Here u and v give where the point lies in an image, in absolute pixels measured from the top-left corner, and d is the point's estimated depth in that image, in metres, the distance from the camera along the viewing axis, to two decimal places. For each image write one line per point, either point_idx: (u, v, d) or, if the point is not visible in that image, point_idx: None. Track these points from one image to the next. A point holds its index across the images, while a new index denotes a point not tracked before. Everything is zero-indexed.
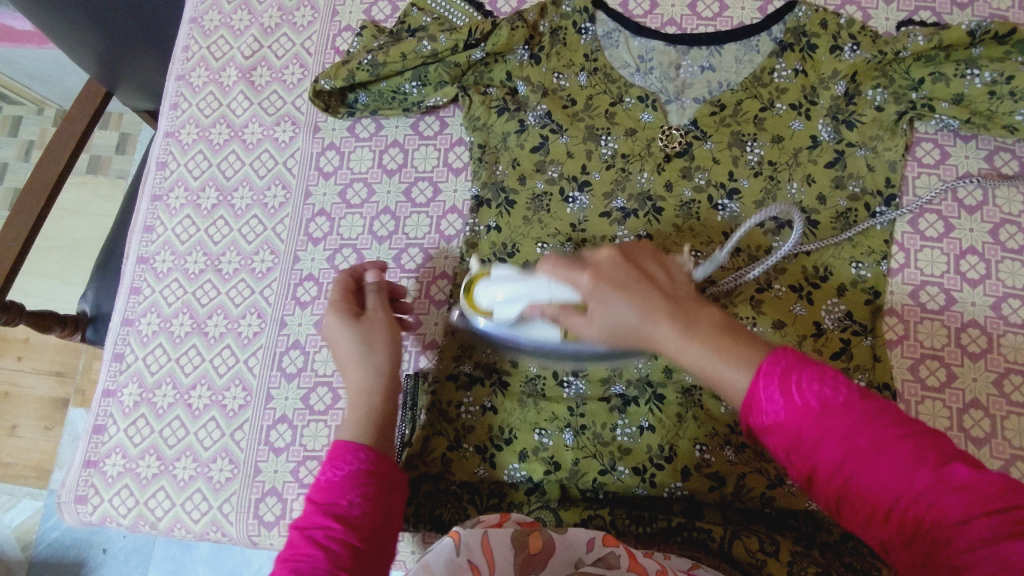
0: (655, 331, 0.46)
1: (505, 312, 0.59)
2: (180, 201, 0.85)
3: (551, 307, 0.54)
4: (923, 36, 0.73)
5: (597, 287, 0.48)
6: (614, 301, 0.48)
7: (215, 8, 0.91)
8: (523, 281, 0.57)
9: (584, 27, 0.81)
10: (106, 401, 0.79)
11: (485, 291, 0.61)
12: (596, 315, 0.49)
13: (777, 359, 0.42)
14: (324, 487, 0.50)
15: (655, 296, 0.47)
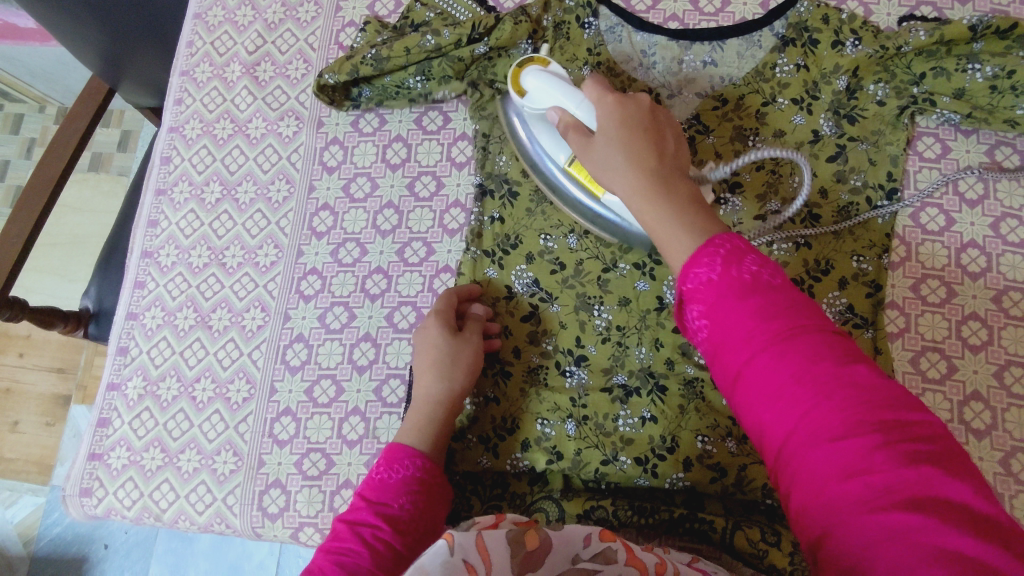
0: (626, 184, 0.53)
1: (541, 102, 0.67)
2: (184, 195, 0.85)
3: (570, 118, 0.62)
4: (925, 31, 0.73)
5: (607, 124, 0.56)
6: (611, 143, 0.55)
7: (218, 3, 0.91)
8: (567, 87, 0.65)
9: (587, 22, 0.82)
10: (111, 394, 0.79)
11: (534, 77, 0.67)
12: (595, 150, 0.57)
13: (726, 241, 0.45)
14: (378, 485, 0.59)
15: (644, 152, 0.54)
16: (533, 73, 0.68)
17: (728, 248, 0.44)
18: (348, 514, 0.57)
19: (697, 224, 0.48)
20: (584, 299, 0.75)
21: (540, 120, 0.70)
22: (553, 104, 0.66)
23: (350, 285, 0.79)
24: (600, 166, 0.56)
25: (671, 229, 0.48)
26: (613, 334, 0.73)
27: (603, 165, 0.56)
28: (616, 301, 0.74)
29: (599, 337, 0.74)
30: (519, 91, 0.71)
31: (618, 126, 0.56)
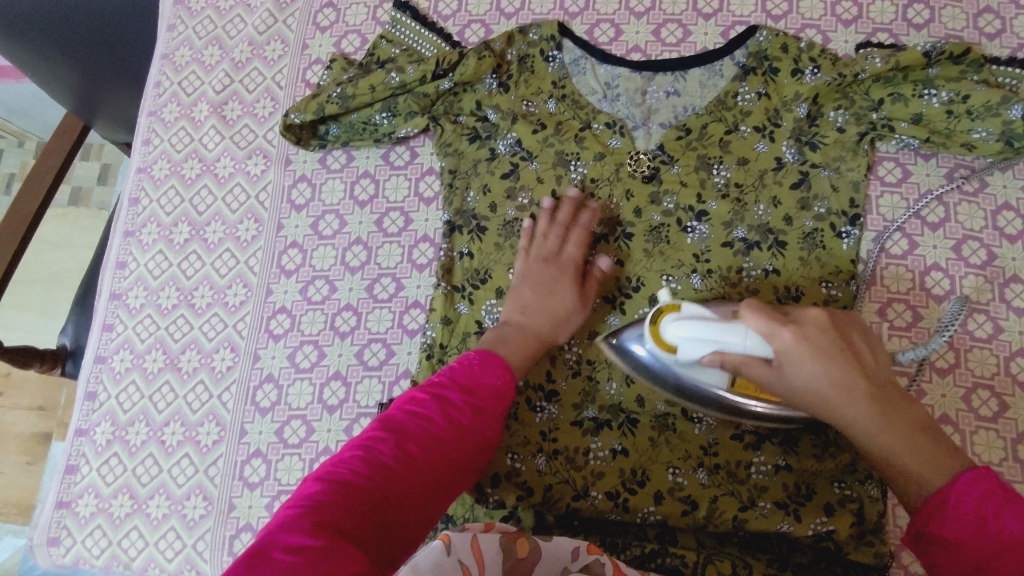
0: (832, 403, 0.52)
1: (689, 354, 0.59)
2: (153, 236, 0.85)
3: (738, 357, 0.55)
4: (880, 58, 0.74)
5: (791, 349, 0.52)
6: (810, 374, 0.52)
7: (186, 44, 0.92)
8: (710, 325, 0.56)
9: (551, 55, 0.83)
10: (79, 440, 0.78)
11: (672, 327, 0.59)
12: (788, 375, 0.53)
13: (973, 482, 0.47)
14: (466, 369, 0.58)
15: (848, 378, 0.52)
16: (673, 322, 0.59)
17: (982, 494, 0.46)
18: (428, 385, 0.57)
19: (925, 456, 0.50)
20: None
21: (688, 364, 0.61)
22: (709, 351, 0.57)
23: (319, 323, 0.78)
24: (793, 377, 0.53)
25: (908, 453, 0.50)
26: (584, 368, 0.74)
27: (797, 381, 0.53)
28: (586, 335, 0.74)
29: (569, 371, 0.74)
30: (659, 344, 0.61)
31: (814, 360, 0.52)
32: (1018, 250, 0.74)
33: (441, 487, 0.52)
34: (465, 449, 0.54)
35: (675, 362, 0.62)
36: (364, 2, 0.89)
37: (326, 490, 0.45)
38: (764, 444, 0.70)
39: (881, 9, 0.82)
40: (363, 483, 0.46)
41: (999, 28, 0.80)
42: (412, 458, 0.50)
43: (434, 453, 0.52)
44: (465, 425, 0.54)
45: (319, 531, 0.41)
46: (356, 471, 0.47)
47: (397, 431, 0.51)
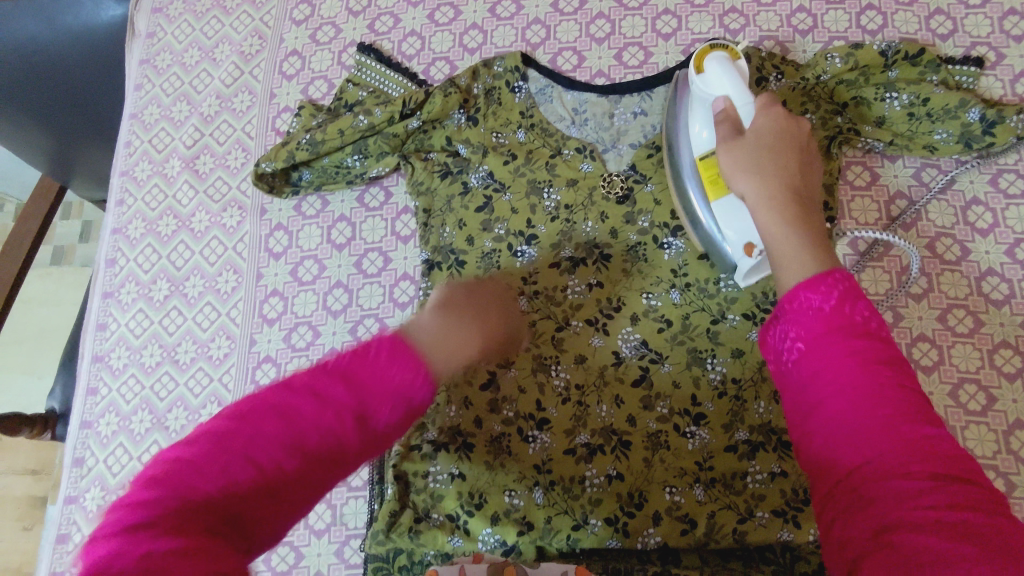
0: (759, 187, 0.55)
1: (709, 92, 0.66)
2: (132, 295, 0.85)
3: (733, 114, 0.62)
4: (840, 58, 0.76)
5: (760, 133, 0.59)
6: (760, 154, 0.57)
7: (154, 102, 0.92)
8: (733, 81, 0.63)
9: (516, 85, 0.83)
10: (69, 508, 0.77)
11: (715, 65, 0.64)
12: (738, 152, 0.59)
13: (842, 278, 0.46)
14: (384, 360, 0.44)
15: (789, 178, 0.56)
16: (718, 62, 0.64)
17: (850, 290, 0.46)
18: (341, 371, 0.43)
19: (818, 251, 0.50)
20: (540, 360, 0.75)
21: (701, 101, 0.67)
22: (722, 91, 0.64)
23: None
24: (739, 174, 0.58)
25: (784, 224, 0.52)
26: (573, 394, 0.73)
27: (739, 168, 0.58)
28: (572, 359, 0.74)
29: (559, 398, 0.73)
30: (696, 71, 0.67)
31: (772, 133, 0.58)
32: (991, 243, 0.74)
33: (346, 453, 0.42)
34: (362, 434, 0.43)
35: (696, 93, 0.66)
36: (328, 47, 0.90)
37: (144, 508, 0.36)
38: (758, 452, 0.70)
39: (835, 18, 0.83)
40: (200, 488, 0.37)
41: (951, 28, 0.82)
42: (284, 444, 0.40)
43: (325, 445, 0.41)
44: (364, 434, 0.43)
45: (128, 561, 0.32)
46: (201, 470, 0.38)
47: (256, 423, 0.40)
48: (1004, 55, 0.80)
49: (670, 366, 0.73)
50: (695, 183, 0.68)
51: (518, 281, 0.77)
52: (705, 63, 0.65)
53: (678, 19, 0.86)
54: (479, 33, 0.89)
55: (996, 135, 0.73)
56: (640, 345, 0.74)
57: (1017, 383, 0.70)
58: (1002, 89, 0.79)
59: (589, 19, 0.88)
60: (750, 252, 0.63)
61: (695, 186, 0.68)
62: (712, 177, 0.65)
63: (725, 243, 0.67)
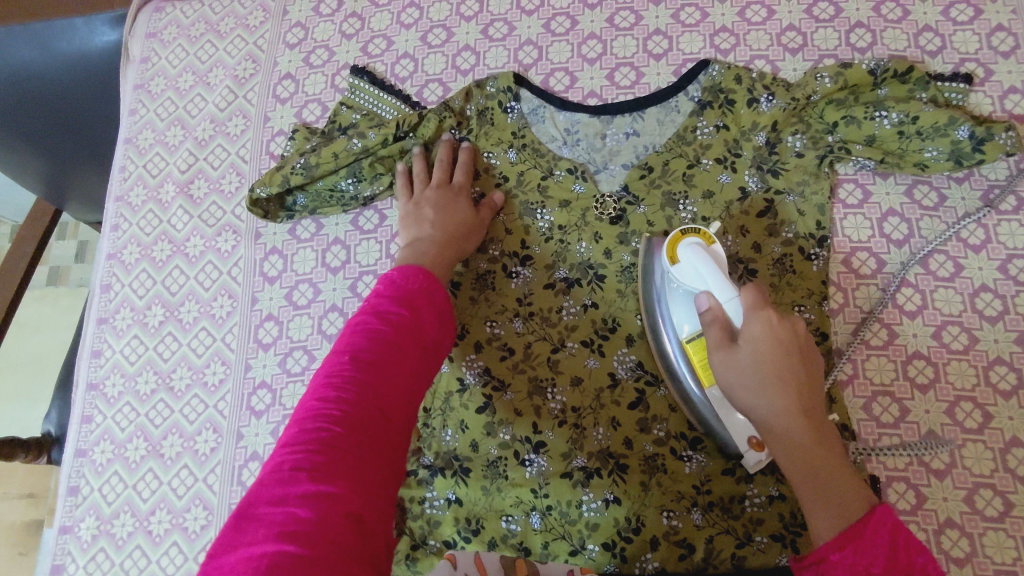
0: (778, 416, 0.53)
1: (694, 283, 0.63)
2: (127, 321, 0.85)
3: (722, 314, 0.59)
4: (829, 78, 0.76)
5: (757, 345, 0.55)
6: (761, 374, 0.54)
7: (149, 127, 0.93)
8: (719, 278, 0.60)
9: (510, 106, 0.83)
10: (64, 537, 0.77)
11: (689, 252, 0.63)
12: (734, 365, 0.55)
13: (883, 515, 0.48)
14: (391, 285, 0.59)
15: (804, 398, 0.53)
16: (693, 250, 0.63)
17: (891, 530, 0.47)
18: (367, 308, 0.57)
19: (850, 498, 0.50)
20: (536, 382, 0.74)
21: (684, 291, 0.65)
22: (705, 286, 0.61)
23: (301, 395, 0.78)
24: (745, 396, 0.55)
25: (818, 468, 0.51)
26: (569, 416, 0.73)
27: (744, 389, 0.55)
28: (568, 382, 0.74)
29: (555, 421, 0.73)
30: (671, 258, 0.66)
31: (774, 345, 0.54)
32: (984, 259, 0.75)
33: (412, 381, 0.55)
34: (412, 361, 0.55)
35: (676, 280, 0.65)
36: (321, 70, 0.91)
37: (280, 511, 0.41)
38: (756, 475, 0.69)
39: (825, 37, 0.84)
40: (322, 448, 0.45)
41: (939, 45, 0.82)
42: (369, 384, 0.50)
43: (404, 362, 0.54)
44: (412, 344, 0.56)
45: (312, 508, 0.41)
46: (311, 427, 0.46)
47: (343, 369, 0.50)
48: (992, 71, 0.80)
49: (666, 388, 0.73)
50: (685, 367, 0.67)
51: (513, 302, 0.77)
52: (681, 252, 0.64)
53: (668, 39, 0.87)
54: (471, 54, 0.89)
55: (986, 151, 0.73)
56: (636, 366, 0.74)
57: (1013, 400, 0.70)
58: (990, 105, 0.79)
59: (580, 40, 0.88)
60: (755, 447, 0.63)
61: (687, 372, 0.66)
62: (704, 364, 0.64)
63: (719, 424, 0.66)
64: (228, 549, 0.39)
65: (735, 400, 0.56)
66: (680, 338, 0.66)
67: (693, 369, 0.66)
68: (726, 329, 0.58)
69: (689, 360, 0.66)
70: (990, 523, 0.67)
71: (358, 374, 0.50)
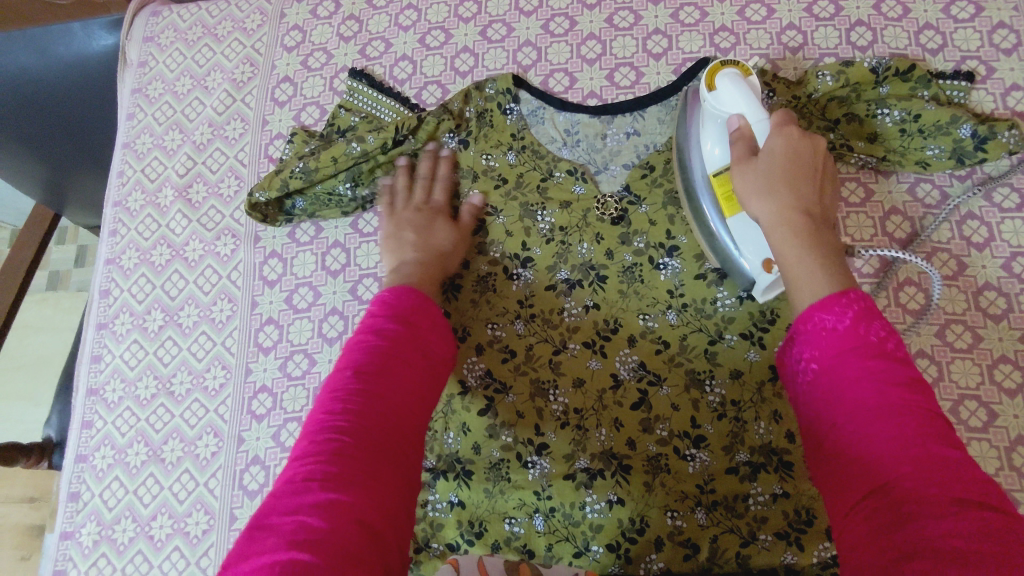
0: (772, 216, 0.56)
1: (725, 108, 0.64)
2: (126, 326, 0.84)
3: (747, 135, 0.61)
4: (831, 76, 0.76)
5: (773, 157, 0.58)
6: (771, 183, 0.57)
7: (147, 131, 0.92)
8: (751, 100, 0.62)
9: (509, 107, 0.82)
10: (65, 543, 0.77)
11: (728, 82, 0.63)
12: (748, 175, 0.59)
13: (855, 298, 0.48)
14: (385, 304, 0.59)
15: (805, 204, 0.56)
16: (730, 79, 0.63)
17: (861, 308, 0.48)
18: (363, 328, 0.56)
19: (837, 278, 0.51)
20: (538, 384, 0.74)
21: (714, 118, 0.66)
22: (737, 109, 0.63)
23: (302, 399, 0.78)
24: (752, 197, 0.58)
25: (807, 257, 0.53)
26: (572, 417, 0.73)
27: (753, 194, 0.58)
28: (570, 383, 0.74)
29: (558, 422, 0.73)
30: (710, 85, 0.65)
31: (787, 159, 0.58)
32: (987, 257, 0.74)
33: (420, 388, 0.54)
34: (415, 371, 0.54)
35: (708, 110, 0.66)
36: (320, 73, 0.90)
37: (292, 519, 0.40)
38: (760, 474, 0.69)
39: (825, 35, 0.84)
40: (331, 454, 0.44)
41: (940, 43, 0.82)
42: (376, 391, 0.50)
43: (408, 373, 0.53)
44: (414, 355, 0.55)
45: (322, 516, 0.40)
46: (320, 438, 0.45)
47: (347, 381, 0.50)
48: (994, 69, 0.80)
49: (668, 388, 0.72)
50: (709, 200, 0.69)
51: (514, 304, 0.77)
52: (718, 79, 0.64)
53: (668, 39, 0.86)
54: (470, 56, 0.89)
55: (988, 151, 0.73)
56: (638, 366, 0.73)
57: (1018, 398, 0.70)
58: (992, 103, 0.79)
59: (580, 40, 0.88)
60: (768, 269, 0.65)
61: (710, 203, 0.69)
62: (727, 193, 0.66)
63: (740, 257, 0.68)
64: (242, 560, 0.39)
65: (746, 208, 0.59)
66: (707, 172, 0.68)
67: (716, 199, 0.68)
68: (750, 143, 0.61)
69: (714, 193, 0.68)
70: None
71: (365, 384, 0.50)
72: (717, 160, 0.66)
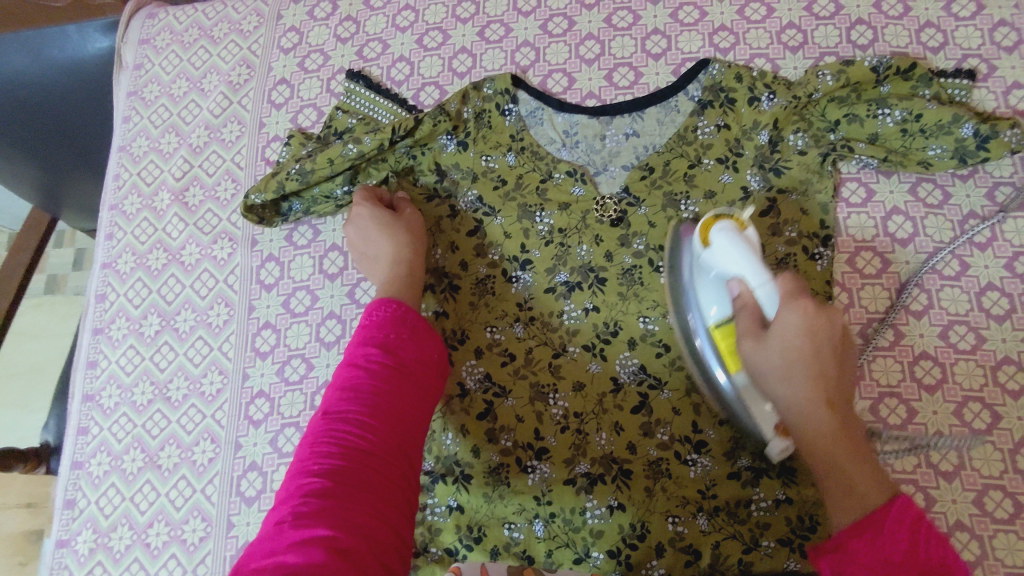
0: (800, 402, 0.54)
1: (722, 267, 0.62)
2: (122, 331, 0.84)
3: (751, 299, 0.59)
4: (831, 75, 0.75)
5: (786, 335, 0.55)
6: (793, 366, 0.54)
7: (143, 134, 0.92)
8: (752, 260, 0.59)
9: (507, 108, 0.81)
10: (60, 551, 0.76)
11: (721, 235, 0.62)
12: (762, 350, 0.56)
13: (902, 511, 0.47)
14: (369, 326, 0.60)
15: (828, 386, 0.54)
16: (726, 234, 0.61)
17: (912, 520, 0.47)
18: (351, 353, 0.57)
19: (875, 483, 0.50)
20: (537, 388, 0.73)
21: (713, 275, 0.64)
22: (736, 270, 0.60)
23: (299, 404, 0.77)
24: (772, 381, 0.56)
25: (837, 454, 0.52)
26: (572, 422, 0.72)
27: (776, 378, 0.55)
28: (570, 387, 0.73)
29: (558, 427, 0.72)
30: (705, 240, 0.64)
31: (807, 336, 0.54)
32: (991, 257, 0.74)
33: (409, 410, 0.56)
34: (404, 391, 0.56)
35: (706, 263, 0.64)
36: (317, 75, 0.90)
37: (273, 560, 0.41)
38: (762, 479, 0.68)
39: (825, 34, 0.83)
40: (313, 495, 0.45)
41: (941, 41, 0.81)
42: (360, 424, 0.51)
43: (396, 396, 0.55)
44: (402, 378, 0.56)
45: (301, 553, 0.41)
46: (306, 478, 0.47)
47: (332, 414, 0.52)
48: (996, 67, 0.79)
49: (669, 392, 0.72)
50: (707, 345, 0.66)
51: (513, 307, 0.76)
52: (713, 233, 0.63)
53: (667, 38, 0.86)
54: (468, 57, 0.88)
55: (990, 150, 0.72)
56: (638, 370, 0.73)
57: (1022, 400, 0.69)
58: (994, 102, 0.78)
59: (578, 40, 0.87)
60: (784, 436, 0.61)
61: (713, 357, 0.65)
62: (730, 350, 0.63)
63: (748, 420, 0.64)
64: None
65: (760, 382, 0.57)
66: (708, 324, 0.65)
67: (719, 355, 0.64)
68: (757, 312, 0.58)
69: (714, 343, 0.65)
70: (1000, 525, 0.66)
71: (350, 415, 0.51)
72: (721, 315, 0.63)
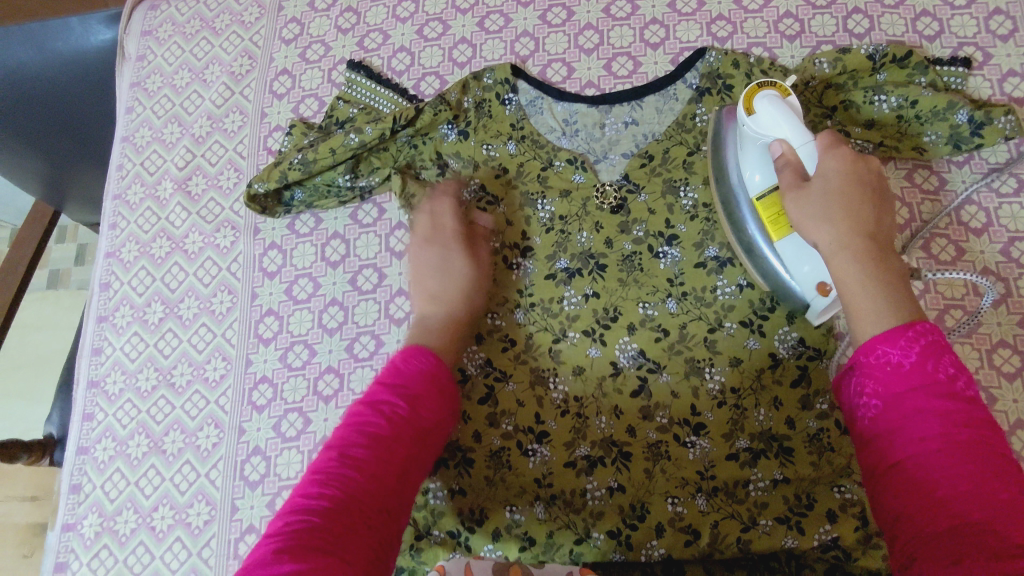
0: (832, 245, 0.56)
1: (765, 132, 0.64)
2: (127, 318, 0.84)
3: (795, 158, 0.61)
4: (828, 63, 0.76)
5: (828, 180, 0.58)
6: (833, 207, 0.57)
7: (145, 125, 0.92)
8: (796, 122, 0.61)
9: (507, 97, 0.82)
10: (66, 535, 0.77)
11: (766, 104, 0.63)
12: (803, 204, 0.58)
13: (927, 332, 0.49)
14: (398, 368, 0.60)
15: (865, 227, 0.56)
16: (768, 100, 0.63)
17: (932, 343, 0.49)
18: (376, 389, 0.58)
19: (903, 305, 0.52)
20: (538, 373, 0.74)
21: (757, 142, 0.66)
22: (781, 133, 0.62)
23: (302, 390, 0.78)
24: (808, 226, 0.58)
25: (871, 281, 0.53)
26: (572, 406, 0.73)
27: (815, 219, 0.57)
28: (570, 371, 0.74)
29: (558, 410, 0.73)
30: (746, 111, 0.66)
31: (842, 179, 0.58)
32: (986, 242, 0.74)
33: (413, 464, 0.55)
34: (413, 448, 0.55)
35: (749, 133, 0.66)
36: (318, 65, 0.90)
37: None
38: (760, 460, 0.70)
39: (822, 23, 0.84)
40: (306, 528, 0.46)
41: (937, 29, 0.82)
42: (366, 465, 0.51)
43: (405, 451, 0.55)
44: (415, 438, 0.56)
45: None
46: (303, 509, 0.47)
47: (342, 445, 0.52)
48: (991, 55, 0.80)
49: (668, 376, 0.72)
50: (755, 222, 0.68)
51: (514, 294, 0.77)
52: (756, 102, 0.64)
53: (666, 28, 0.86)
54: (468, 47, 0.89)
55: (984, 136, 0.73)
56: (637, 354, 0.73)
57: (1017, 382, 0.70)
58: (990, 89, 0.79)
59: (577, 30, 0.88)
60: (824, 292, 0.64)
61: (755, 227, 0.68)
62: (775, 216, 0.65)
63: (793, 285, 0.67)
64: None
65: (802, 233, 0.59)
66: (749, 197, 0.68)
67: (762, 224, 0.67)
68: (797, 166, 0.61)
69: (758, 214, 0.67)
70: None
71: (358, 454, 0.52)
72: (761, 185, 0.66)
